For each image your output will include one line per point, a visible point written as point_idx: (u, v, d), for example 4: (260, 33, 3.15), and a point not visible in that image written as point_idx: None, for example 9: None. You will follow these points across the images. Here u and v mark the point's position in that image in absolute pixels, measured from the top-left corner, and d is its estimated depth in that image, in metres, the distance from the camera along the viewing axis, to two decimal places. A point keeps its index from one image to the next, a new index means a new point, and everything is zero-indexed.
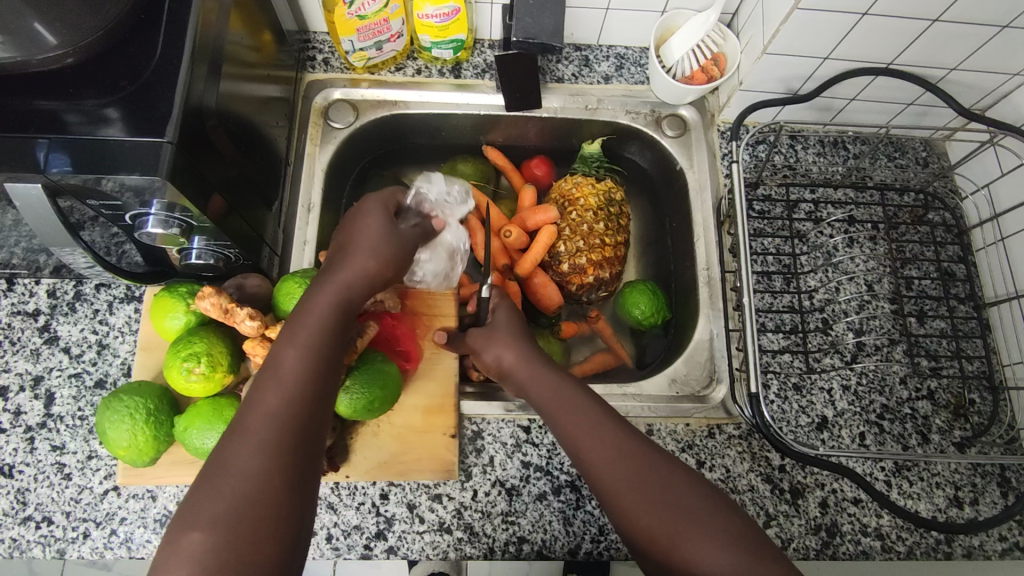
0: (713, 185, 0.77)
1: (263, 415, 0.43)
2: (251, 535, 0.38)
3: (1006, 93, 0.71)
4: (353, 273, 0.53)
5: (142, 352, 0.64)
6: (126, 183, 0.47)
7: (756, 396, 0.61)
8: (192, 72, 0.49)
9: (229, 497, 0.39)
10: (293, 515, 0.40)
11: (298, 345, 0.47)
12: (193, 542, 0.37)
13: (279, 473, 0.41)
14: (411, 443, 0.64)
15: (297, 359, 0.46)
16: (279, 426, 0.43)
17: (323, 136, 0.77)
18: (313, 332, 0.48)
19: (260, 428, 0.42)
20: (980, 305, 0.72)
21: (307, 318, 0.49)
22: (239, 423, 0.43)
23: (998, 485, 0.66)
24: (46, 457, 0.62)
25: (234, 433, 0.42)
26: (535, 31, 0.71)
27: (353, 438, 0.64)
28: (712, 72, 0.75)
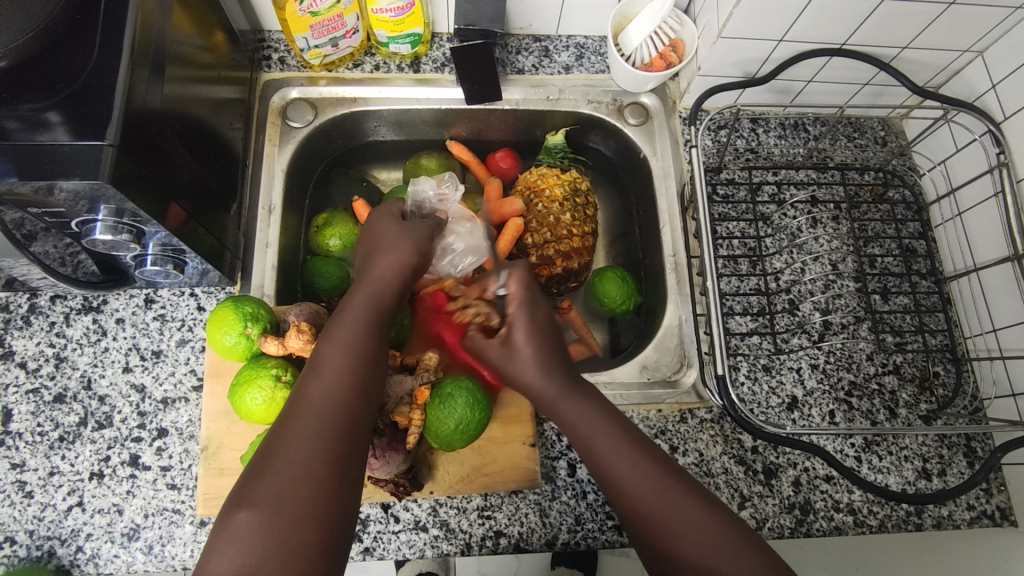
0: (676, 171, 0.77)
1: (308, 405, 0.44)
2: (294, 517, 0.39)
3: (958, 70, 0.72)
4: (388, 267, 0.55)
5: (209, 379, 0.63)
6: (71, 189, 0.45)
7: (724, 379, 0.62)
8: (133, 74, 0.48)
9: (277, 481, 0.41)
10: (334, 499, 0.41)
11: (342, 340, 0.48)
12: (240, 522, 0.39)
13: (321, 460, 0.42)
14: (493, 454, 0.63)
15: (340, 352, 0.48)
16: (324, 417, 0.44)
17: (282, 136, 0.76)
18: (355, 326, 0.50)
19: (309, 416, 0.44)
20: (941, 280, 0.73)
21: (351, 312, 0.51)
22: (289, 412, 0.45)
23: (964, 455, 0.68)
24: (6, 475, 0.61)
25: (281, 423, 0.44)
26: (475, 16, 0.72)
27: (431, 454, 0.62)
28: (671, 58, 0.75)
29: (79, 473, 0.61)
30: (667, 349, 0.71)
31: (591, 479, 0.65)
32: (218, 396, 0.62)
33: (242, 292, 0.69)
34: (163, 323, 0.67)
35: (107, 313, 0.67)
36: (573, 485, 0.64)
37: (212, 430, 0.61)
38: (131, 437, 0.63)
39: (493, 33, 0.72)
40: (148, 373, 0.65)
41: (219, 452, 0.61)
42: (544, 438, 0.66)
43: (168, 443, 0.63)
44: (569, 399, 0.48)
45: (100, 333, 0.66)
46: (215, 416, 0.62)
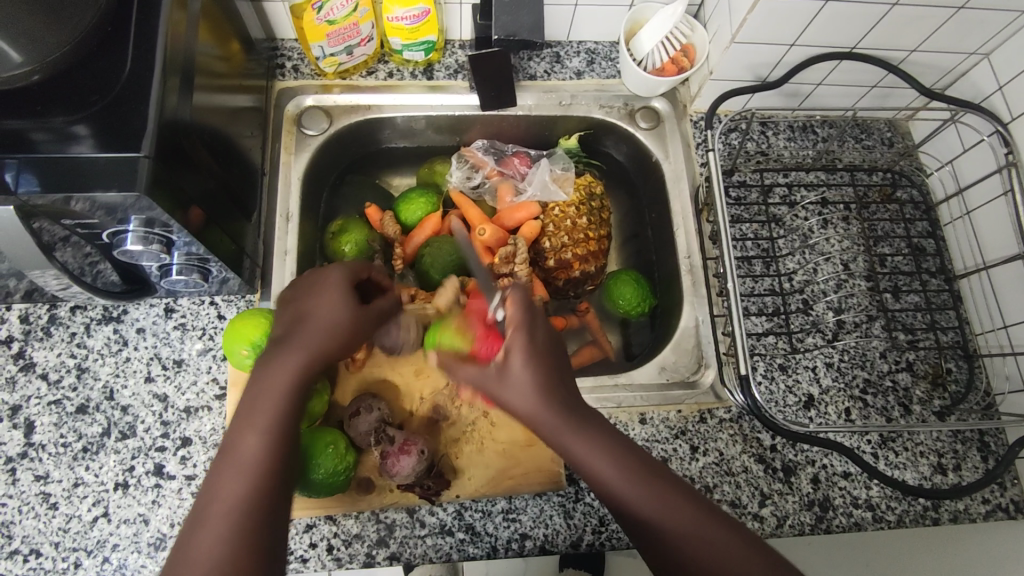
0: (689, 174, 0.78)
1: (241, 470, 0.43)
2: None
3: (964, 71, 0.74)
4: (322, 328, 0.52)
5: (232, 388, 0.65)
6: (101, 199, 0.45)
7: (745, 378, 0.62)
8: (165, 86, 0.48)
9: (211, 550, 0.40)
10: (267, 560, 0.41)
11: (268, 402, 0.47)
12: None
13: (252, 525, 0.41)
14: (518, 457, 0.64)
15: (271, 416, 0.46)
16: (254, 484, 0.43)
17: (298, 144, 0.76)
18: (285, 376, 0.48)
19: (219, 521, 0.41)
20: (951, 277, 0.75)
21: (261, 397, 0.47)
22: (219, 472, 0.43)
23: (978, 449, 0.69)
24: (30, 488, 0.61)
25: (211, 488, 0.43)
26: (515, 27, 0.70)
27: (456, 456, 0.64)
28: (682, 63, 0.76)
29: (103, 484, 0.61)
30: (685, 350, 0.72)
31: None
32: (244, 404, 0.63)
33: (262, 300, 0.70)
34: (184, 331, 0.67)
35: (127, 323, 0.67)
36: None
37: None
38: (155, 446, 0.63)
39: (531, 44, 0.70)
40: (170, 382, 0.65)
41: None
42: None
43: (192, 452, 0.63)
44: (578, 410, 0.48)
45: (121, 342, 0.66)
46: None
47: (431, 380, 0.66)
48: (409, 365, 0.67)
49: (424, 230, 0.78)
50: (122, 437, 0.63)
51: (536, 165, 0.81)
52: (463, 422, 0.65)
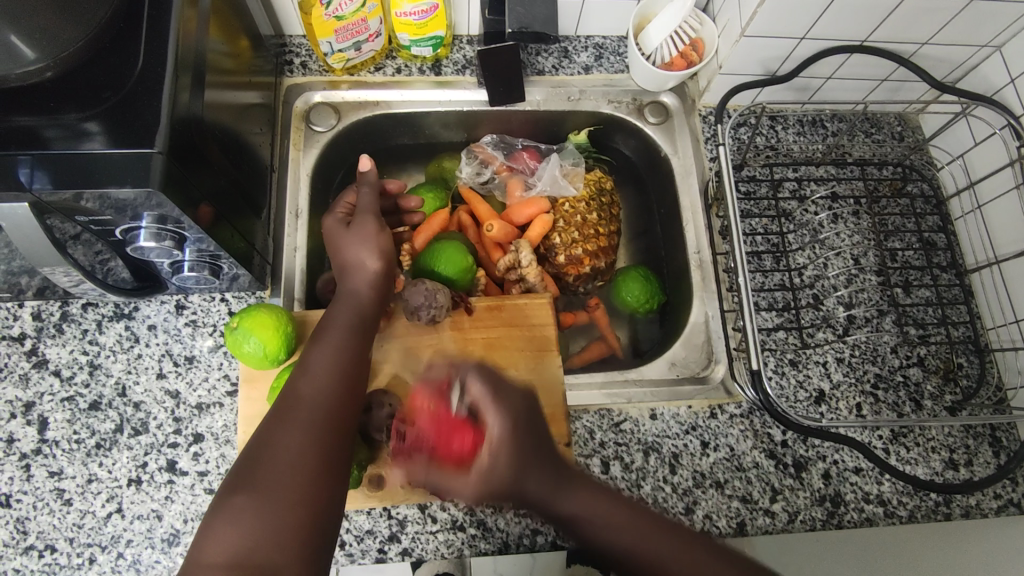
0: (698, 169, 0.78)
1: (302, 398, 0.47)
2: (295, 494, 0.42)
3: (975, 65, 0.73)
4: (362, 283, 0.58)
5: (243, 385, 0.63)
6: (116, 196, 0.46)
7: (757, 374, 0.62)
8: (177, 82, 0.48)
9: (277, 463, 0.43)
10: (332, 480, 0.44)
11: (320, 346, 0.52)
12: (238, 502, 0.41)
13: (314, 445, 0.45)
14: None
15: (323, 355, 0.51)
16: (314, 412, 0.47)
17: (307, 140, 0.76)
18: (337, 331, 0.54)
19: (288, 444, 0.44)
20: (962, 272, 0.74)
21: (321, 345, 0.52)
22: (283, 403, 0.47)
23: (990, 444, 0.68)
24: (44, 484, 0.61)
25: (275, 416, 0.47)
26: (528, 19, 0.73)
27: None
28: (691, 57, 0.76)
29: (117, 480, 0.62)
30: (694, 345, 0.73)
31: (625, 475, 0.65)
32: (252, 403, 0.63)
33: (273, 296, 0.70)
34: (195, 328, 0.67)
35: (139, 319, 0.67)
36: (607, 482, 0.65)
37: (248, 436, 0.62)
38: (168, 443, 0.63)
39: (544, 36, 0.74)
40: (182, 379, 0.65)
41: None
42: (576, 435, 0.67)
43: (204, 449, 0.63)
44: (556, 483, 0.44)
45: (132, 339, 0.66)
46: (251, 420, 0.62)
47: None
48: (419, 361, 0.66)
49: (432, 226, 0.78)
50: (134, 433, 0.63)
51: (545, 161, 0.81)
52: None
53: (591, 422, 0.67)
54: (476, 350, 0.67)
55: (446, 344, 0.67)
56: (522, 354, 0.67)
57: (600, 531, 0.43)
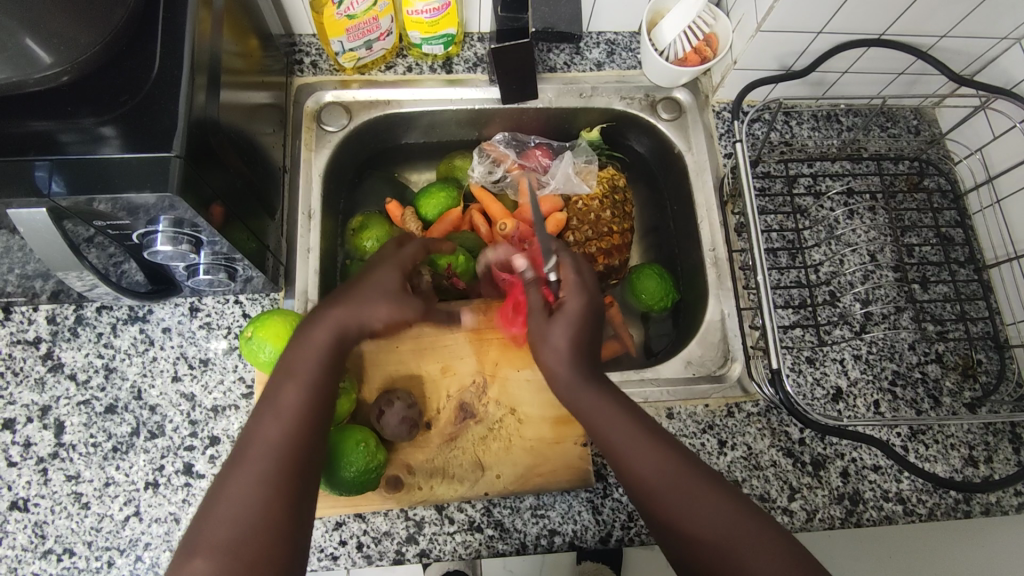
0: (712, 165, 0.77)
1: (264, 447, 0.47)
2: (249, 558, 0.43)
3: (993, 58, 0.72)
4: (352, 310, 0.55)
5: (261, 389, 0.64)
6: (134, 201, 0.45)
7: (777, 373, 0.61)
8: (194, 84, 0.48)
9: (233, 523, 0.44)
10: (290, 537, 0.45)
11: (290, 383, 0.51)
12: (195, 569, 0.42)
13: (275, 503, 0.45)
14: (546, 455, 0.64)
15: (294, 395, 0.50)
16: (277, 464, 0.47)
17: (318, 140, 0.76)
18: (309, 364, 0.52)
19: (244, 502, 0.45)
20: (980, 267, 0.74)
21: (289, 382, 0.51)
22: (245, 452, 0.47)
23: (1010, 441, 0.68)
24: (62, 487, 0.61)
25: (237, 465, 0.47)
26: (553, 20, 0.79)
27: (483, 454, 0.64)
28: (705, 53, 0.75)
29: (134, 483, 0.62)
30: (710, 343, 0.72)
31: None
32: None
33: (287, 298, 0.69)
34: (209, 331, 0.67)
35: (153, 322, 0.67)
36: None
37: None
38: (184, 446, 0.63)
39: (571, 36, 0.79)
40: (197, 382, 0.65)
41: None
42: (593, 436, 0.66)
43: (221, 451, 0.63)
44: (604, 409, 0.51)
45: (147, 342, 0.66)
46: None
47: (458, 377, 0.66)
48: (435, 362, 0.66)
49: (443, 225, 0.77)
50: (150, 436, 0.63)
51: (558, 158, 0.81)
52: (490, 420, 0.65)
53: None
54: (492, 350, 0.67)
55: (461, 345, 0.67)
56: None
57: (654, 469, 0.48)
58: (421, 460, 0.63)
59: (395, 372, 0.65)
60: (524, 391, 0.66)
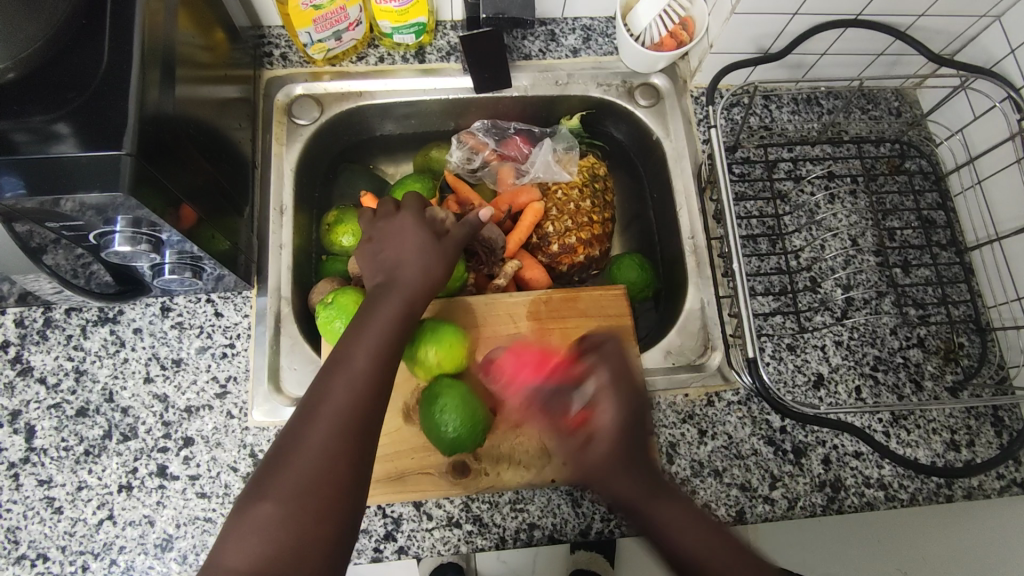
0: (690, 151, 0.76)
1: (336, 400, 0.47)
2: (314, 509, 0.43)
3: (973, 37, 0.71)
4: (408, 278, 0.56)
5: None
6: (87, 201, 0.44)
7: (754, 361, 0.60)
8: (145, 80, 0.46)
9: (300, 474, 0.44)
10: (350, 494, 0.45)
11: (363, 343, 0.51)
12: (262, 512, 0.42)
13: (341, 457, 0.45)
14: None
15: (365, 355, 0.50)
16: (346, 417, 0.47)
17: (289, 134, 0.74)
18: (380, 326, 0.53)
19: (312, 454, 0.45)
20: (962, 250, 0.73)
21: (360, 341, 0.51)
22: (313, 405, 0.47)
23: (991, 424, 0.68)
24: (34, 492, 0.60)
25: (304, 418, 0.47)
26: (505, 4, 0.72)
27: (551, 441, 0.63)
28: (682, 37, 0.73)
29: (107, 486, 0.61)
30: (690, 333, 0.71)
31: None
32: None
33: (258, 295, 0.68)
34: (181, 330, 0.66)
35: (124, 323, 0.66)
36: None
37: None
38: (157, 447, 0.62)
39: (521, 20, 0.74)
40: (170, 382, 0.64)
41: None
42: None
43: (195, 452, 0.62)
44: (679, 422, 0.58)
45: (118, 343, 0.65)
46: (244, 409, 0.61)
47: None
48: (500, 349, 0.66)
49: None
50: (123, 438, 0.62)
51: (538, 146, 0.79)
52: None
53: None
54: (553, 339, 0.66)
55: (525, 335, 0.66)
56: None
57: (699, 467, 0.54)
58: (488, 447, 0.62)
59: None
60: None
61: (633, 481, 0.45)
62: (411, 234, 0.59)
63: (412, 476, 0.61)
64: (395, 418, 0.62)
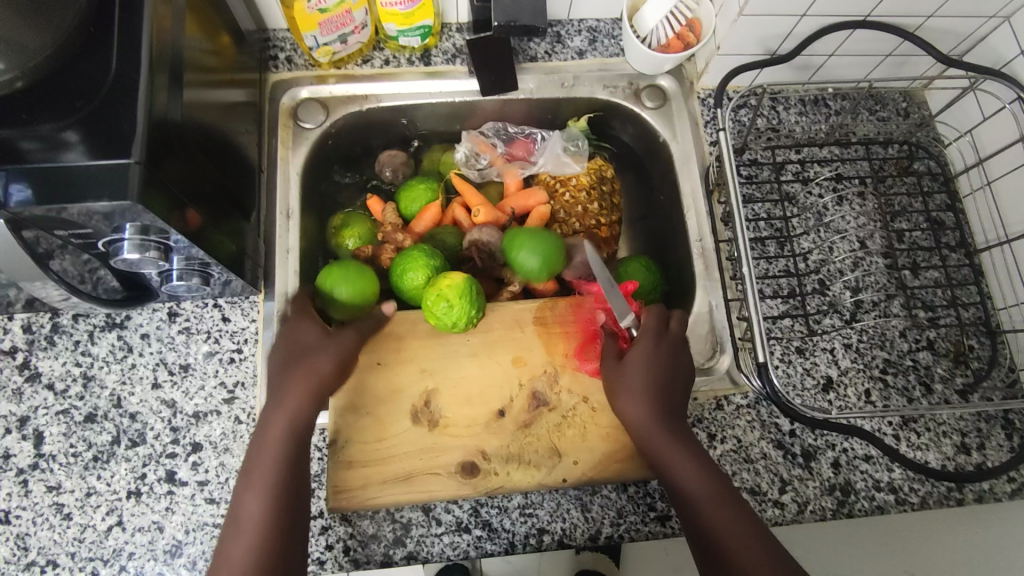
0: (698, 153, 0.76)
1: (251, 514, 0.51)
2: None
3: (982, 37, 0.70)
4: (312, 362, 0.59)
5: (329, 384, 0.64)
6: (96, 209, 0.44)
7: (763, 365, 0.60)
8: (153, 83, 0.46)
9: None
10: None
11: (272, 446, 0.55)
12: None
13: (262, 556, 0.49)
14: (622, 441, 0.63)
15: (274, 457, 0.54)
16: (261, 521, 0.51)
17: (295, 138, 0.74)
18: (284, 418, 0.56)
19: (237, 561, 0.49)
20: (971, 252, 0.72)
21: (266, 446, 0.55)
22: (234, 525, 0.51)
23: (1002, 427, 0.67)
24: (43, 499, 0.60)
25: (228, 537, 0.51)
26: (516, 12, 0.72)
27: (560, 441, 0.63)
28: (688, 39, 0.73)
29: (116, 492, 0.61)
30: (699, 336, 0.70)
31: None
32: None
33: (265, 300, 0.68)
34: (189, 335, 0.66)
35: (132, 328, 0.66)
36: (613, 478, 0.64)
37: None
38: (166, 453, 0.62)
39: (533, 27, 0.74)
40: (178, 388, 0.64)
41: None
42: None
43: (203, 458, 0.62)
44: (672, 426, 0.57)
45: (126, 349, 0.65)
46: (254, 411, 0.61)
47: (529, 367, 0.66)
48: (507, 353, 0.66)
49: (425, 220, 0.76)
50: (131, 444, 0.62)
51: (544, 148, 0.80)
52: (564, 408, 0.64)
53: None
54: (559, 343, 0.67)
55: (530, 339, 0.67)
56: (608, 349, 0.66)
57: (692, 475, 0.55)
58: (496, 446, 0.63)
59: (462, 367, 0.65)
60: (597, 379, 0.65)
61: (664, 437, 0.57)
62: (302, 338, 0.61)
63: (420, 476, 0.61)
64: (403, 422, 0.62)
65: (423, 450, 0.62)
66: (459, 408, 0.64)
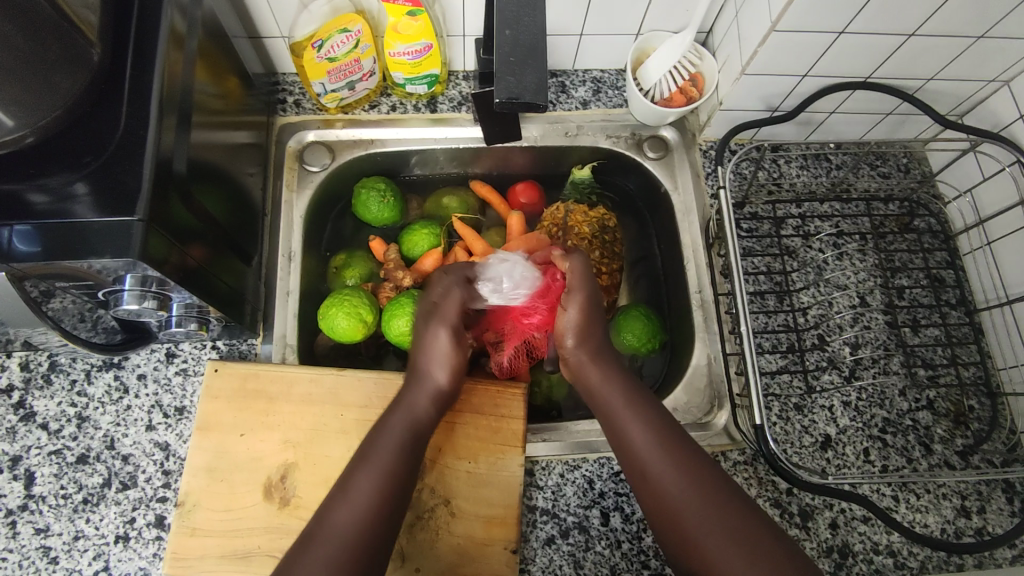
0: (699, 206, 0.76)
1: (351, 509, 0.48)
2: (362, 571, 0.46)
3: (982, 99, 0.71)
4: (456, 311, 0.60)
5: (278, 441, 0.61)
6: (101, 265, 0.44)
7: (761, 427, 0.59)
8: (161, 124, 0.47)
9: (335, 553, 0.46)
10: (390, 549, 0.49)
11: (407, 429, 0.54)
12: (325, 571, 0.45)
13: (372, 530, 0.48)
14: (470, 556, 0.58)
15: (391, 446, 0.52)
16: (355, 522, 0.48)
17: (300, 181, 0.75)
18: (422, 408, 0.56)
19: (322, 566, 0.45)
20: (972, 310, 0.72)
21: (397, 432, 0.54)
22: (315, 531, 0.48)
23: (1003, 491, 0.66)
24: (30, 541, 0.60)
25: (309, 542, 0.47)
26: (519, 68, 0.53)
27: (407, 543, 0.58)
28: (692, 93, 0.75)
29: (104, 537, 0.60)
30: (696, 390, 0.70)
31: (626, 527, 0.63)
32: (270, 428, 0.61)
33: (264, 343, 0.68)
34: (185, 376, 0.66)
35: (129, 368, 0.66)
36: (607, 534, 0.63)
37: (263, 450, 0.61)
38: (156, 497, 0.62)
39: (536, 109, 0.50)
40: (171, 431, 0.64)
41: (195, 510, 0.58)
42: (552, 483, 0.65)
43: None
44: (594, 368, 0.58)
45: (121, 390, 0.65)
46: (245, 459, 0.60)
47: None
48: None
49: (424, 265, 0.76)
50: (121, 488, 0.62)
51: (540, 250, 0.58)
52: (421, 507, 0.60)
53: (591, 471, 0.65)
54: (436, 435, 0.62)
55: None
56: (485, 448, 0.62)
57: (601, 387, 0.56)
58: None
59: (331, 454, 0.61)
60: (462, 484, 0.61)
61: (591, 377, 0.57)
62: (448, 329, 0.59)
63: (257, 557, 0.57)
64: None
65: (267, 530, 0.58)
66: (314, 490, 0.59)
